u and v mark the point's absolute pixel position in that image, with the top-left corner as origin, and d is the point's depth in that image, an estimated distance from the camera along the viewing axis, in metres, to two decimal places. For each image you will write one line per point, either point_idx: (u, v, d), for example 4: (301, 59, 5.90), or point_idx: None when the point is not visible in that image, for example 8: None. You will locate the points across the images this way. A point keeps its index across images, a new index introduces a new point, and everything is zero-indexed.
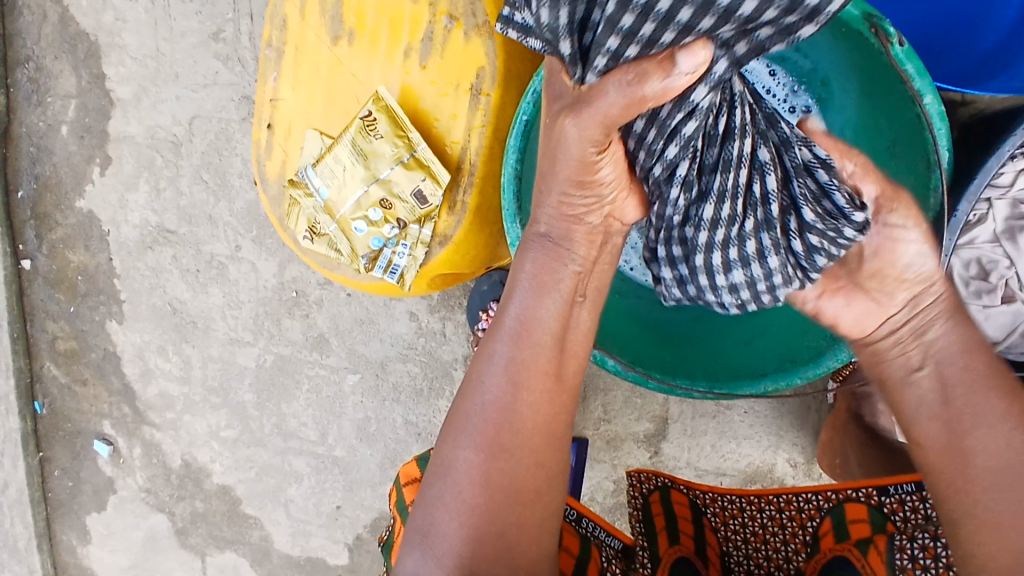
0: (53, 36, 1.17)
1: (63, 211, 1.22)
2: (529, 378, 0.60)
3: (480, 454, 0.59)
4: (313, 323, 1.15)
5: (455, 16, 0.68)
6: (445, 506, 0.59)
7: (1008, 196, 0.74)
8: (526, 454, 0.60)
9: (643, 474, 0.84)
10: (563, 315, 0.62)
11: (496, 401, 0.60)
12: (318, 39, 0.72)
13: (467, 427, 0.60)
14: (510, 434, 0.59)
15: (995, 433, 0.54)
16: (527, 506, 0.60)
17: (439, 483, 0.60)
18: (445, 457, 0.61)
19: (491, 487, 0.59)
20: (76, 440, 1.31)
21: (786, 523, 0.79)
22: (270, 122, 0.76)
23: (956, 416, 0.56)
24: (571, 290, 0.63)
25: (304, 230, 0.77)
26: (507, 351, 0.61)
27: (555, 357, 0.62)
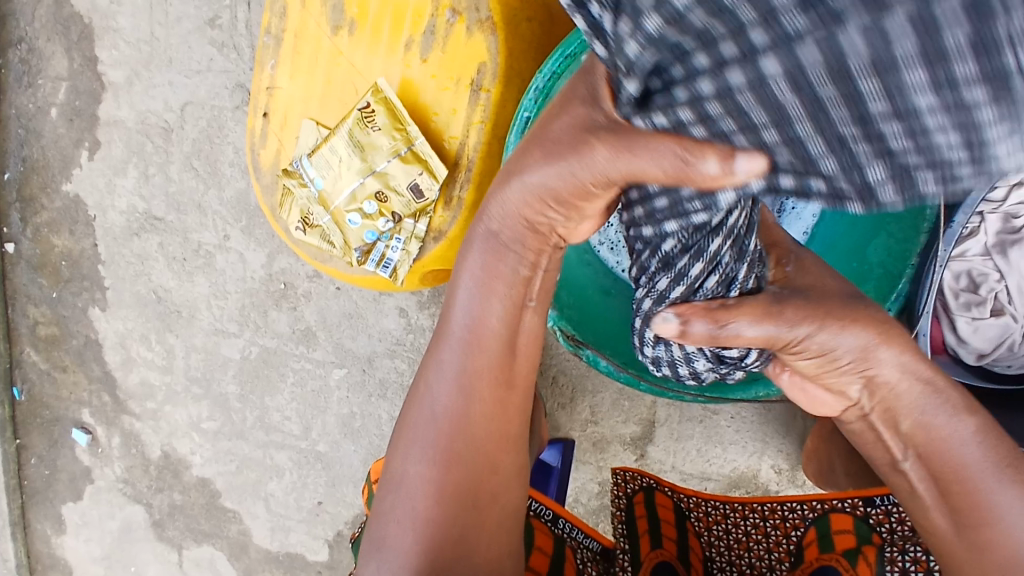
0: (45, 16, 1.15)
1: (49, 194, 1.20)
2: (475, 388, 0.61)
3: (428, 463, 0.62)
4: (301, 316, 1.14)
5: (458, 11, 0.67)
6: (400, 518, 0.62)
7: (1000, 211, 0.75)
8: (478, 460, 0.62)
9: (629, 474, 0.83)
10: (510, 320, 0.61)
11: (442, 411, 0.62)
12: (318, 28, 0.71)
13: (419, 437, 0.63)
14: (458, 442, 0.62)
15: (1012, 526, 0.55)
16: (480, 509, 0.62)
17: (394, 490, 0.63)
18: (399, 468, 0.64)
19: (443, 496, 0.61)
20: (53, 428, 1.28)
21: (769, 531, 0.80)
22: (267, 111, 0.75)
23: (965, 507, 0.57)
24: (519, 294, 0.60)
25: (297, 221, 0.76)
26: (451, 361, 0.62)
27: (503, 365, 0.62)
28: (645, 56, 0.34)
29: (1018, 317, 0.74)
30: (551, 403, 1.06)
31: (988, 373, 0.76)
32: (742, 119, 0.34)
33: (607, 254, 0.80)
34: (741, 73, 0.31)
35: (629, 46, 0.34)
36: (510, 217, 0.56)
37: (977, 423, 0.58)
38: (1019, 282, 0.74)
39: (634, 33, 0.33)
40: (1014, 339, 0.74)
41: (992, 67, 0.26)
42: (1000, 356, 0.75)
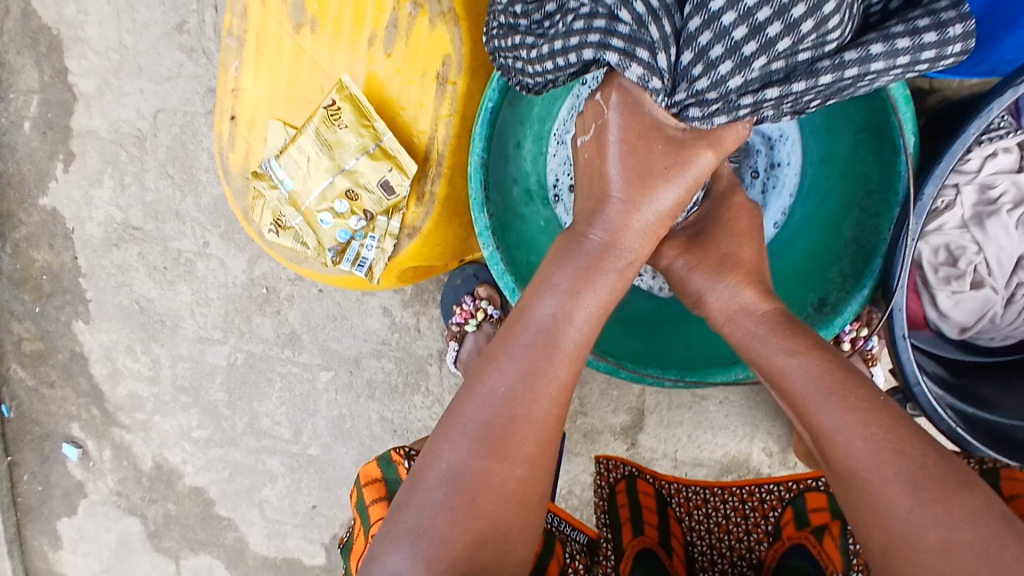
0: (13, 29, 1.13)
1: (27, 209, 1.19)
2: (550, 385, 0.53)
3: (483, 458, 0.51)
4: (285, 320, 1.13)
5: (419, 3, 0.66)
6: (446, 511, 0.51)
7: (976, 181, 0.74)
8: (538, 459, 0.54)
9: (612, 462, 0.85)
10: (594, 330, 0.56)
11: (506, 403, 0.52)
12: (280, 27, 0.70)
13: (476, 425, 0.52)
14: (520, 440, 0.52)
15: (842, 430, 0.50)
16: (525, 511, 0.54)
17: (430, 486, 0.52)
18: (445, 454, 0.52)
19: (500, 493, 0.52)
20: (44, 443, 1.27)
21: (748, 513, 0.80)
22: (233, 113, 0.74)
23: (807, 423, 0.53)
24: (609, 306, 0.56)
25: (270, 223, 0.76)
26: (526, 357, 0.53)
27: (577, 370, 0.55)
28: (719, 69, 0.47)
29: (998, 289, 0.74)
30: None
31: (972, 346, 0.78)
32: (779, 91, 0.48)
33: None
34: (783, 54, 0.45)
35: (700, 51, 0.47)
36: (615, 236, 0.57)
37: (804, 343, 0.56)
38: (998, 254, 0.73)
39: (704, 57, 0.47)
40: (995, 312, 0.74)
41: (916, 37, 0.45)
42: (982, 328, 0.75)
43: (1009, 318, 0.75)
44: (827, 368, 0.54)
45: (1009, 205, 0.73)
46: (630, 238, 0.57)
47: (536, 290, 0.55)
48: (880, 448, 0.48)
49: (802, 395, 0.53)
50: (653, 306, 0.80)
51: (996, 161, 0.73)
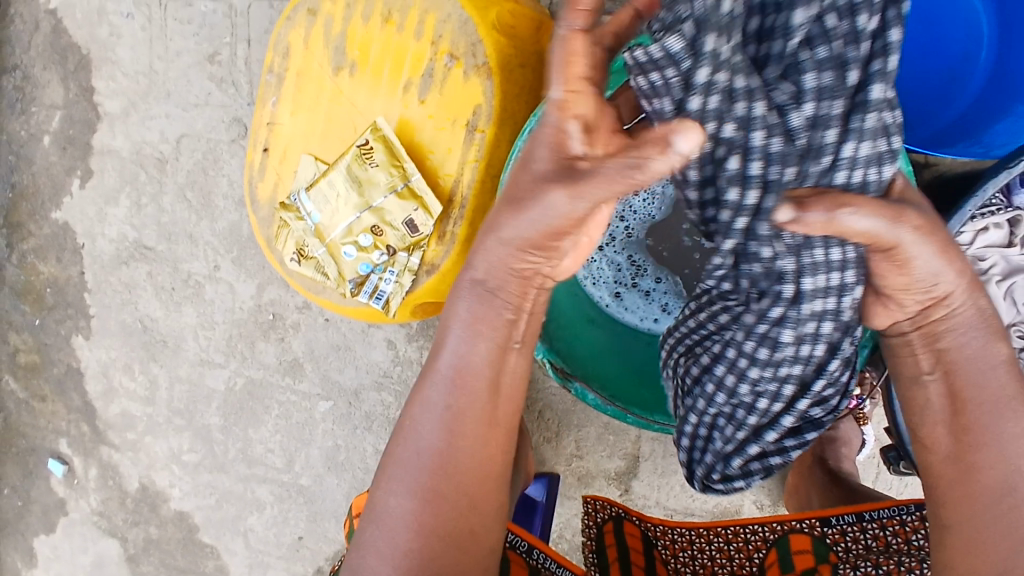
0: (44, 46, 1.17)
1: (38, 221, 1.20)
2: (462, 424, 0.57)
3: (415, 500, 0.57)
4: (288, 347, 1.14)
5: (456, 56, 0.70)
6: (380, 554, 0.56)
7: (967, 253, 0.78)
8: (458, 496, 0.57)
9: (599, 501, 0.81)
10: (497, 361, 0.59)
11: (430, 446, 0.57)
12: (321, 68, 0.74)
13: (400, 472, 0.58)
14: (445, 479, 0.57)
15: (1016, 446, 0.51)
16: (462, 550, 0.57)
17: (373, 528, 0.58)
18: (378, 501, 0.58)
19: (425, 531, 0.56)
20: (29, 457, 1.26)
21: (733, 555, 0.77)
22: (267, 146, 0.77)
23: (966, 429, 0.53)
24: (506, 337, 0.59)
25: (292, 252, 0.78)
26: (441, 399, 0.58)
27: (491, 403, 0.59)
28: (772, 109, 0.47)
29: None
30: (537, 437, 1.07)
31: None
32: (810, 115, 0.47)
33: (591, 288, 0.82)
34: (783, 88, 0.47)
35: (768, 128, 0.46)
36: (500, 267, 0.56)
37: (995, 347, 0.54)
38: None
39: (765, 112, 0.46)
40: None
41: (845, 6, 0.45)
42: None
43: None
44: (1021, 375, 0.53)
45: (998, 276, 0.78)
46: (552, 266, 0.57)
47: (440, 334, 0.60)
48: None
49: (943, 337, 0.54)
50: (651, 352, 0.81)
51: (986, 237, 0.77)
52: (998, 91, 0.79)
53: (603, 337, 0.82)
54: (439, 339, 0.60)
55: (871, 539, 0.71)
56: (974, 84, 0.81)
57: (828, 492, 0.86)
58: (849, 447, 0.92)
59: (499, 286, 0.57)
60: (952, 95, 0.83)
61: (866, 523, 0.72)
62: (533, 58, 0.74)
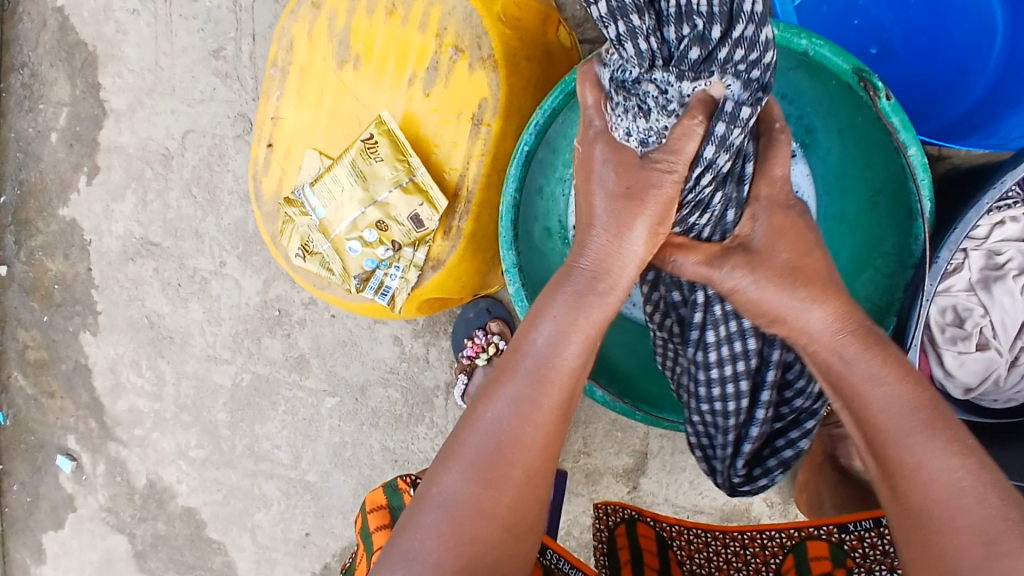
0: (50, 42, 1.16)
1: (45, 217, 1.20)
2: (541, 418, 0.50)
3: (476, 487, 0.49)
4: (295, 343, 1.13)
5: (461, 48, 0.69)
6: (436, 538, 0.48)
7: (983, 248, 0.77)
8: (525, 492, 0.50)
9: (611, 506, 0.80)
10: (585, 358, 0.53)
11: (496, 431, 0.50)
12: (324, 62, 0.73)
13: (465, 455, 0.50)
14: (511, 468, 0.50)
15: (932, 465, 0.46)
16: (517, 542, 0.50)
17: (425, 510, 0.50)
18: (431, 485, 0.51)
19: (491, 519, 0.49)
20: (38, 453, 1.27)
21: (750, 559, 0.77)
22: (271, 141, 0.77)
23: (881, 457, 0.48)
24: (599, 335, 0.53)
25: (297, 248, 0.77)
26: (520, 385, 0.51)
27: (568, 400, 0.52)
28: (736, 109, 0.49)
29: (1002, 351, 0.75)
30: None
31: (978, 408, 0.79)
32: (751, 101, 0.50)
33: None
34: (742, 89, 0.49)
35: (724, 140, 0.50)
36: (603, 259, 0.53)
37: (895, 368, 0.50)
38: (1003, 317, 0.75)
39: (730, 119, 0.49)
40: (999, 374, 0.75)
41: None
42: (986, 390, 0.77)
43: (1012, 380, 0.76)
44: (914, 404, 0.48)
45: (1015, 271, 0.76)
46: (624, 258, 0.53)
47: (530, 321, 0.53)
48: (965, 490, 0.44)
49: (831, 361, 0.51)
50: None
51: (1003, 230, 0.76)
52: (1010, 89, 0.78)
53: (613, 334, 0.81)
54: (530, 327, 0.53)
55: (888, 544, 0.69)
56: (987, 77, 0.80)
57: (839, 489, 0.85)
58: None
59: (583, 273, 0.53)
60: (964, 92, 0.81)
61: (883, 529, 0.69)
62: (540, 50, 0.73)
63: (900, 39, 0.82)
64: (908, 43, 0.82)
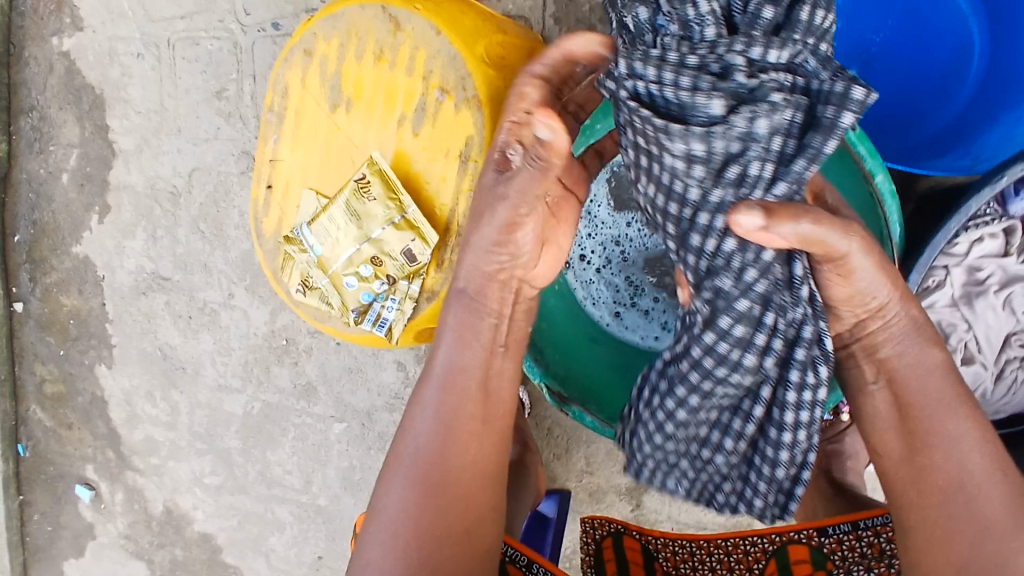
0: (59, 87, 1.21)
1: (59, 255, 1.25)
2: (458, 424, 0.60)
3: (414, 495, 0.59)
4: (302, 371, 1.16)
5: (446, 89, 0.72)
6: (383, 546, 0.58)
7: (964, 263, 0.77)
8: (456, 493, 0.59)
9: (597, 519, 0.81)
10: (486, 363, 0.63)
11: (424, 446, 0.60)
12: (318, 106, 0.77)
13: (400, 470, 0.60)
14: (440, 476, 0.59)
15: (963, 453, 0.56)
16: (458, 543, 0.58)
17: (376, 526, 0.59)
18: (379, 501, 0.60)
19: (426, 525, 0.58)
20: (57, 483, 1.30)
21: (733, 566, 0.77)
22: (270, 182, 0.80)
23: (915, 433, 0.57)
24: (493, 341, 0.63)
25: (297, 283, 0.80)
26: (436, 400, 0.61)
27: (484, 405, 0.62)
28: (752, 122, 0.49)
29: (988, 365, 0.77)
30: (546, 454, 1.08)
31: None
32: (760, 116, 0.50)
33: (591, 308, 0.84)
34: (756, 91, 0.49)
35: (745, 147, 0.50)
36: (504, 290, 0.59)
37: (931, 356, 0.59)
38: (987, 332, 0.77)
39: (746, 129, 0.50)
40: (985, 388, 0.77)
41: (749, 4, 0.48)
42: None
43: (998, 394, 0.77)
44: (943, 381, 0.58)
45: (996, 285, 0.76)
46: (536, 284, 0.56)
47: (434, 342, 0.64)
48: (990, 473, 0.55)
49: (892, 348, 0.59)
50: None
51: (982, 247, 0.76)
52: (987, 102, 0.80)
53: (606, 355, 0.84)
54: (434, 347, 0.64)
55: (867, 546, 0.71)
56: (967, 92, 0.82)
57: (831, 501, 0.85)
58: (856, 460, 0.92)
59: (477, 291, 0.62)
60: (942, 105, 0.83)
61: (861, 532, 0.71)
62: None
63: (882, 54, 0.83)
64: (887, 59, 0.83)
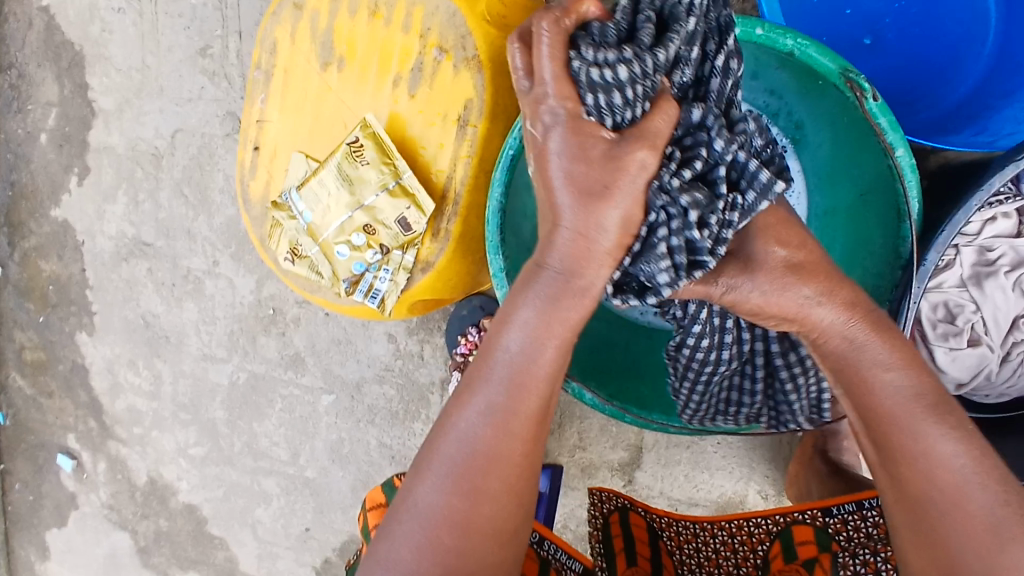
0: (36, 43, 1.15)
1: (38, 219, 1.20)
2: (513, 424, 0.50)
3: (450, 495, 0.50)
4: (289, 341, 1.14)
5: (445, 49, 0.68)
6: (414, 548, 0.50)
7: (975, 243, 0.77)
8: (500, 496, 0.51)
9: (605, 493, 0.81)
10: (561, 356, 0.51)
11: (470, 443, 0.50)
12: (308, 65, 0.73)
13: (437, 465, 0.51)
14: (483, 479, 0.50)
15: (940, 456, 0.48)
16: (500, 546, 0.51)
17: (404, 521, 0.51)
18: (408, 493, 0.51)
19: (468, 529, 0.50)
20: (39, 453, 1.28)
21: (738, 546, 0.77)
22: (257, 144, 0.76)
23: (884, 440, 0.50)
24: (575, 330, 0.51)
25: (285, 252, 0.77)
26: (489, 396, 0.50)
27: (547, 402, 0.51)
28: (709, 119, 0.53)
29: (994, 347, 0.75)
30: None
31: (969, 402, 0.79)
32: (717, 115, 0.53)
33: None
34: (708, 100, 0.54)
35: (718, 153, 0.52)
36: (575, 264, 0.50)
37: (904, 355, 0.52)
38: (995, 313, 0.75)
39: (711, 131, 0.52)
40: (991, 369, 0.76)
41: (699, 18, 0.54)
42: (978, 385, 0.77)
43: (1004, 375, 0.76)
44: (920, 392, 0.50)
45: (1007, 266, 0.76)
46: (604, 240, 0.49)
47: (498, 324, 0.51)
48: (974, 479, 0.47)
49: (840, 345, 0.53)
50: (653, 345, 0.81)
51: (995, 226, 0.75)
52: (1004, 75, 0.77)
53: (603, 330, 0.81)
54: (499, 331, 0.50)
55: (871, 527, 0.70)
56: (983, 66, 0.79)
57: (827, 480, 0.86)
58: None
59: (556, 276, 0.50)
60: (958, 75, 0.80)
61: (866, 512, 0.71)
62: None
63: (894, 30, 0.81)
64: (901, 33, 0.81)
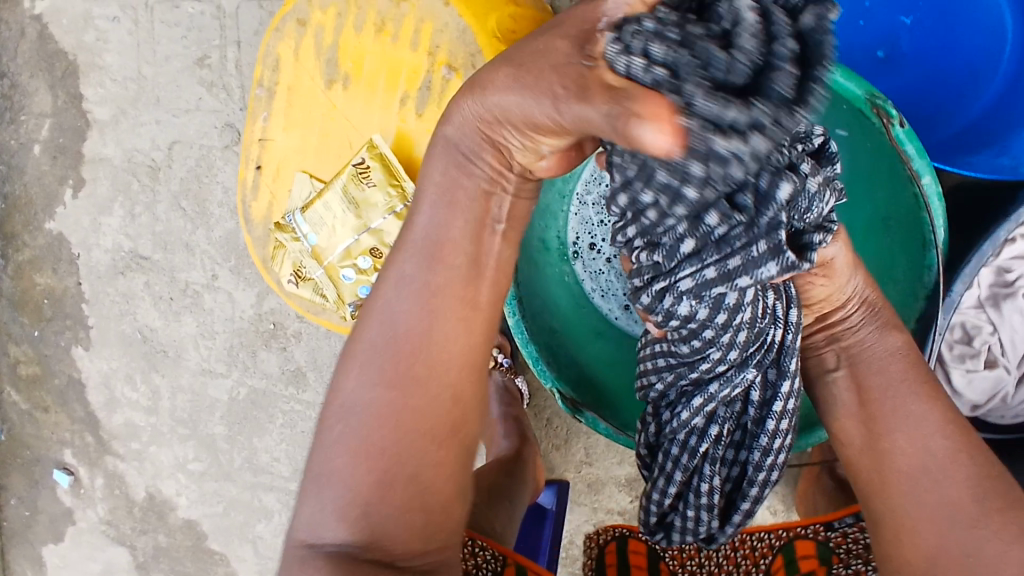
0: (28, 51, 1.12)
1: (32, 231, 1.17)
2: (401, 376, 0.50)
3: (349, 459, 0.48)
4: (290, 356, 1.11)
5: (455, 67, 0.66)
6: (323, 520, 0.48)
7: (993, 264, 0.75)
8: (404, 455, 0.49)
9: (608, 518, 0.86)
10: (439, 305, 0.51)
11: (363, 403, 0.49)
12: (313, 83, 0.71)
13: (332, 431, 0.50)
14: (384, 439, 0.49)
15: (922, 430, 0.53)
16: (421, 513, 0.49)
17: (311, 497, 0.49)
18: (312, 469, 0.50)
19: (370, 491, 0.48)
20: (34, 468, 1.25)
21: (740, 562, 0.75)
22: (259, 163, 0.73)
23: (874, 419, 0.55)
24: (455, 281, 0.51)
25: (289, 274, 0.75)
26: (375, 352, 0.50)
27: (440, 355, 0.51)
28: None
29: (1010, 369, 0.75)
30: (545, 444, 1.05)
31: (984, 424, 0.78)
32: None
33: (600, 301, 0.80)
34: None
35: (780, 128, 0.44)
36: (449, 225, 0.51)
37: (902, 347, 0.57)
38: (1012, 335, 0.74)
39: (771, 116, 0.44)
40: (1006, 391, 0.75)
41: None
42: (993, 407, 0.76)
43: (1020, 397, 0.75)
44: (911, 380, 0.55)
45: None
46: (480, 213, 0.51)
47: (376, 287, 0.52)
48: (955, 453, 0.52)
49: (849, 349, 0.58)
50: None
51: (1013, 247, 0.74)
52: (1020, 96, 0.76)
53: (609, 351, 0.80)
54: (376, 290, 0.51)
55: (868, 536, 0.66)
56: (999, 84, 0.78)
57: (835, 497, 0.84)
58: None
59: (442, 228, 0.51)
60: (973, 93, 0.79)
61: (861, 520, 0.68)
62: None
63: (910, 44, 0.79)
64: (917, 47, 0.79)
